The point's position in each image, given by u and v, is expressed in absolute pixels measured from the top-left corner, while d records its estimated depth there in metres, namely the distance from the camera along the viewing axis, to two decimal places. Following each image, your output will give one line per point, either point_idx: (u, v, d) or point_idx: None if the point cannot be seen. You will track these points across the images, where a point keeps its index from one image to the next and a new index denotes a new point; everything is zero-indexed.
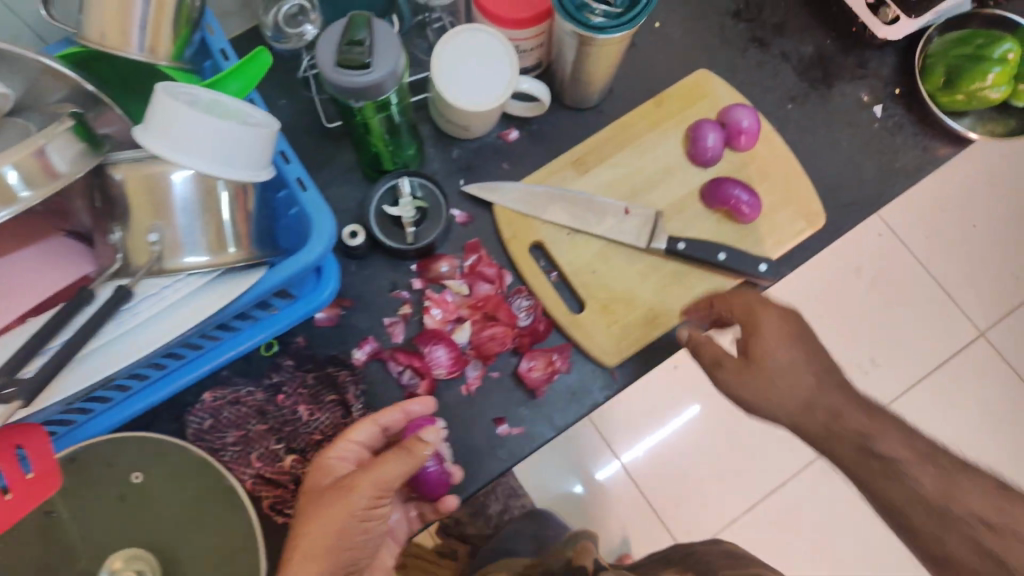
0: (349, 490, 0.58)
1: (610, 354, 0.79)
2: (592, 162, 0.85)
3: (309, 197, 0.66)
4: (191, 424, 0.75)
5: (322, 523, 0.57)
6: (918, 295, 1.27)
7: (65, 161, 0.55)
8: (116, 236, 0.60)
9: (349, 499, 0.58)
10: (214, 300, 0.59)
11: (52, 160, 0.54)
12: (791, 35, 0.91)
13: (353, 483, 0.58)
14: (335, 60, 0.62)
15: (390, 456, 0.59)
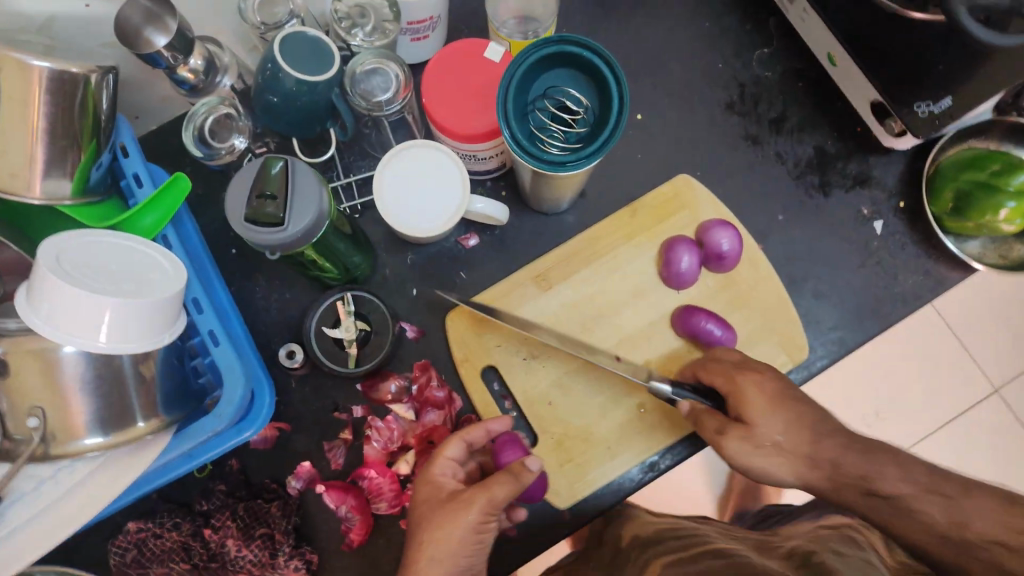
0: (466, 503, 0.57)
1: (561, 496, 0.74)
2: (557, 277, 0.77)
3: (221, 352, 0.63)
4: (112, 556, 0.71)
5: (438, 535, 0.56)
6: (925, 367, 0.99)
7: None
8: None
9: (462, 515, 0.57)
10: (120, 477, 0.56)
11: None
12: (788, 133, 0.81)
13: (471, 496, 0.58)
14: (243, 212, 0.56)
15: (497, 477, 0.59)
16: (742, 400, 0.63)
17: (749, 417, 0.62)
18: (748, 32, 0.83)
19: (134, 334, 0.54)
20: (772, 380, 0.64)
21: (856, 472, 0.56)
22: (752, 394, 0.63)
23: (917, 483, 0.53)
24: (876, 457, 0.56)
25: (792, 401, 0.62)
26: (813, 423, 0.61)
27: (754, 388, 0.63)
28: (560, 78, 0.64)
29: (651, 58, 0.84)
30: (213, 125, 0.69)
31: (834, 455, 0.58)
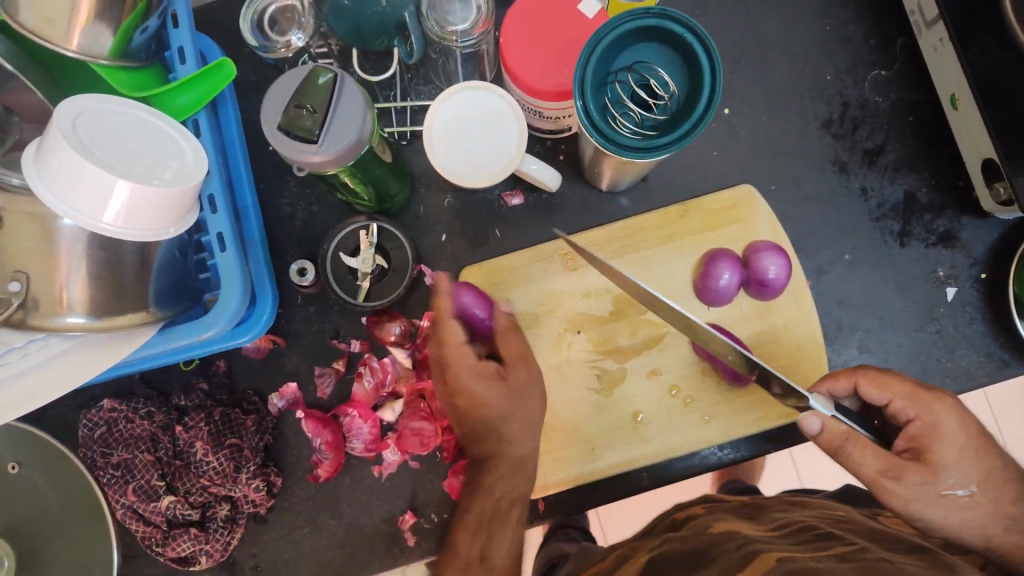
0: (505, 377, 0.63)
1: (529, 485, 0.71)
2: (585, 259, 0.72)
3: (224, 258, 0.59)
4: (82, 428, 0.70)
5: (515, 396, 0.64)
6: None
7: None
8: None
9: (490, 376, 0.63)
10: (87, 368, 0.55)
11: None
12: (881, 169, 0.74)
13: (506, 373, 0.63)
14: (279, 118, 0.52)
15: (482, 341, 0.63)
16: (935, 430, 0.53)
17: (933, 459, 0.52)
18: (870, 47, 0.75)
19: (142, 218, 0.52)
20: (970, 418, 0.54)
21: None
22: (950, 428, 0.53)
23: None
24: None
25: (989, 444, 0.54)
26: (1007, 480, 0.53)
27: (950, 421, 0.53)
28: (650, 55, 0.58)
29: (758, 50, 0.76)
30: (275, 14, 0.65)
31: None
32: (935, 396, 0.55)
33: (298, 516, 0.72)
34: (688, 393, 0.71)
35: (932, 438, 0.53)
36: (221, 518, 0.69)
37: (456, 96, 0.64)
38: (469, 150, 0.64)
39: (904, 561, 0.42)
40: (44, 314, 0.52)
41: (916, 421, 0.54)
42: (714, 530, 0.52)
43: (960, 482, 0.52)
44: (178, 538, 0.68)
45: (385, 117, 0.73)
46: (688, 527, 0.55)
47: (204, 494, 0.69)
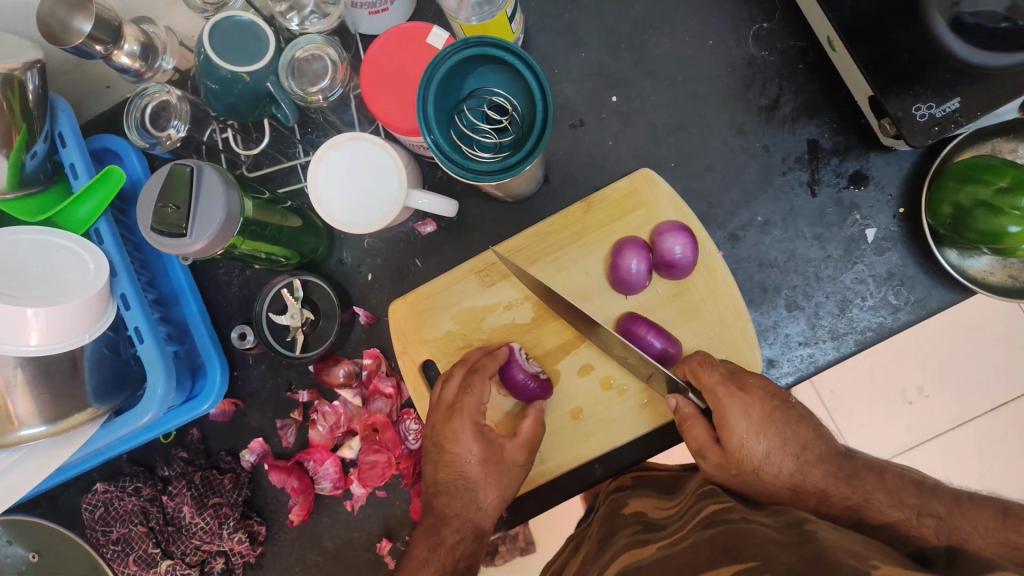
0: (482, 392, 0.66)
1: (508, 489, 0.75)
2: (499, 273, 0.74)
3: (145, 349, 0.65)
4: (84, 512, 0.77)
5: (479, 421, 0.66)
6: (979, 385, 0.88)
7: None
8: None
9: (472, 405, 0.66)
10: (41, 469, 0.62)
11: None
12: (779, 122, 0.73)
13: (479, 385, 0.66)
14: (150, 221, 0.57)
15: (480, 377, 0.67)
16: (723, 420, 0.62)
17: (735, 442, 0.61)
18: (747, 2, 0.74)
19: (59, 333, 0.58)
20: (758, 404, 0.62)
21: (840, 502, 0.55)
22: (736, 417, 0.61)
23: (907, 508, 0.51)
24: (859, 482, 0.55)
25: (782, 417, 0.62)
26: (799, 453, 0.60)
27: (740, 409, 0.62)
28: (489, 79, 0.61)
29: (636, 29, 0.76)
30: (155, 110, 0.70)
31: (822, 485, 0.57)
32: (743, 390, 0.63)
33: (288, 558, 0.78)
34: (621, 382, 0.72)
35: (721, 425, 0.62)
36: (218, 570, 0.76)
37: (338, 157, 0.67)
38: (372, 192, 0.67)
39: (763, 521, 0.54)
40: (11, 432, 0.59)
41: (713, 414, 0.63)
42: (629, 511, 0.66)
43: (745, 461, 0.60)
44: None
45: (292, 175, 0.76)
46: (611, 505, 0.69)
47: (199, 552, 0.75)
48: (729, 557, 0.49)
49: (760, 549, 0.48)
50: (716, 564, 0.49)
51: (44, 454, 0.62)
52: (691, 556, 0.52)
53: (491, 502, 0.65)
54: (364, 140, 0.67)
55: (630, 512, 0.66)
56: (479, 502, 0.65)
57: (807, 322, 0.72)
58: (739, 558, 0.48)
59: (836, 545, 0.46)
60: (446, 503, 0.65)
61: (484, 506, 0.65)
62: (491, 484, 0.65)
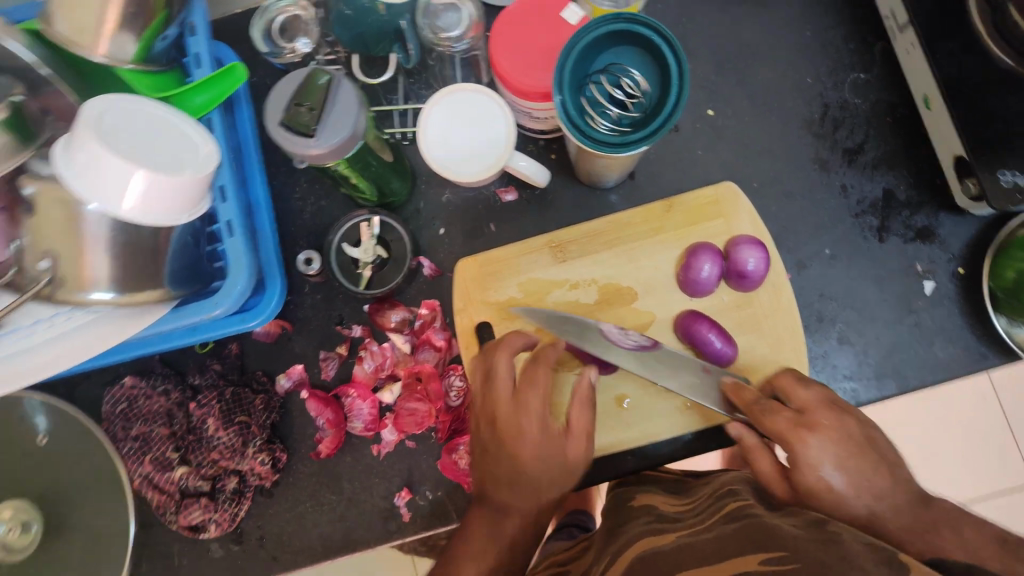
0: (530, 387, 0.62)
1: None
2: (573, 251, 0.76)
3: (233, 243, 0.65)
4: (106, 403, 0.76)
5: (518, 427, 0.61)
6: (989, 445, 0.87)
7: None
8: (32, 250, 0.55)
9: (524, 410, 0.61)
10: (95, 342, 0.59)
11: None
12: (861, 166, 0.77)
13: (534, 377, 0.62)
14: (281, 116, 0.57)
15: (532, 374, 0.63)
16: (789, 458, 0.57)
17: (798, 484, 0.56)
18: (849, 52, 0.79)
19: (157, 206, 0.55)
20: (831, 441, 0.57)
21: None
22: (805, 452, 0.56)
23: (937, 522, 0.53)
24: None
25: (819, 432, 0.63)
26: None
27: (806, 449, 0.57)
28: (624, 57, 0.62)
29: (741, 55, 0.80)
30: (284, 22, 0.72)
31: None
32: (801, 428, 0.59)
33: (302, 491, 0.76)
34: None
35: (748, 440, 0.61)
36: (229, 491, 0.74)
37: (434, 118, 0.68)
38: (475, 145, 0.68)
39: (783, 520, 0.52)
40: (84, 292, 0.57)
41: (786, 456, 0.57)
42: (636, 506, 0.66)
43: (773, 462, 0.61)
44: (190, 508, 0.73)
45: (389, 119, 0.78)
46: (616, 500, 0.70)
47: (214, 467, 0.73)
48: (757, 548, 0.47)
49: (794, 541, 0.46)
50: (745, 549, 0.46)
51: (107, 326, 0.60)
52: (715, 547, 0.49)
53: (518, 498, 0.62)
54: (485, 97, 0.69)
55: (639, 506, 0.66)
56: None
57: (853, 358, 0.75)
58: (771, 547, 0.46)
59: (875, 550, 0.43)
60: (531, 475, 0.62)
61: (512, 502, 0.62)
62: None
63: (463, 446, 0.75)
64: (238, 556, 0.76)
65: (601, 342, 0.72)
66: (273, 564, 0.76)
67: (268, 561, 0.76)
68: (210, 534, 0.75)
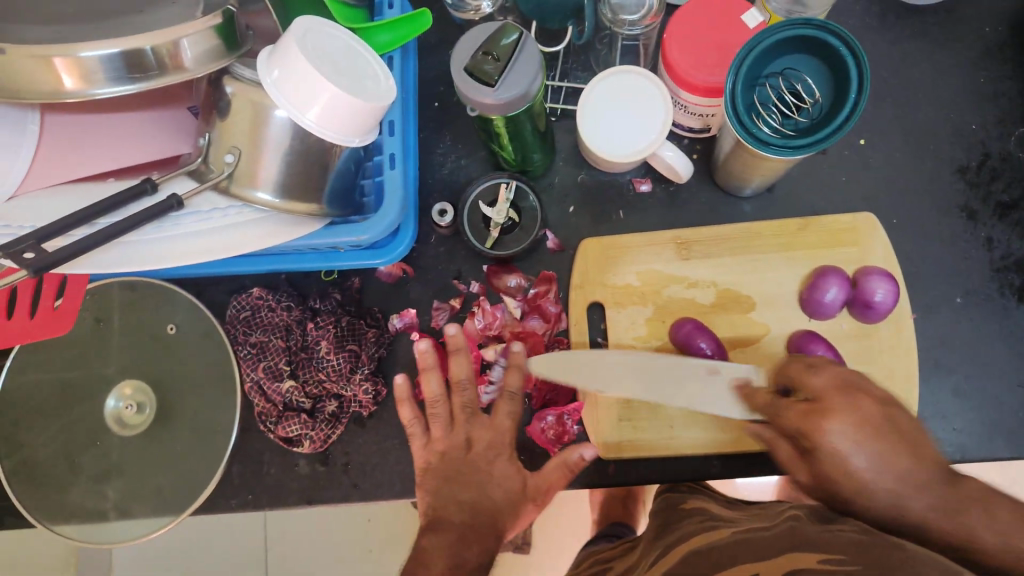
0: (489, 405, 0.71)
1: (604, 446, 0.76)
2: (698, 251, 0.77)
3: (392, 176, 0.68)
4: (231, 308, 0.81)
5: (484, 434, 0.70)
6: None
7: (198, 54, 0.53)
8: (221, 145, 0.61)
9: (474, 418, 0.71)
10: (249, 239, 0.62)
11: (185, 51, 0.53)
12: (1013, 221, 0.75)
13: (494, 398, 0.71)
14: (466, 62, 0.60)
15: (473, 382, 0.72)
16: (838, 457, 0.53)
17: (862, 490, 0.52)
18: (1021, 105, 0.77)
19: (336, 123, 0.59)
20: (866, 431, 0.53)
21: None
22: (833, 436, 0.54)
23: None
24: None
25: None
26: None
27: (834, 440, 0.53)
28: (801, 65, 0.63)
29: (906, 90, 0.79)
30: None
31: None
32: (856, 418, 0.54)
33: (391, 429, 0.79)
34: None
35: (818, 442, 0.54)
36: (328, 412, 0.78)
37: (591, 105, 0.71)
38: (629, 127, 0.70)
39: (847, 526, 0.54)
40: (251, 189, 0.62)
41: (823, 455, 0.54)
42: (687, 507, 0.70)
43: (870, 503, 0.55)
44: (290, 420, 0.77)
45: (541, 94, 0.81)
46: (666, 501, 0.73)
47: (320, 388, 0.78)
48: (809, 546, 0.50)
49: (854, 545, 0.48)
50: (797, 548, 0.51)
51: None
52: (769, 542, 0.54)
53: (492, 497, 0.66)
54: (650, 84, 0.70)
55: (687, 509, 0.69)
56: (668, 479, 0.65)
57: (967, 413, 0.73)
58: (830, 548, 0.48)
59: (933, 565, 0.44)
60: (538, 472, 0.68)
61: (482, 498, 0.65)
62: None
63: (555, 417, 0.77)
64: (321, 477, 0.79)
65: (712, 344, 0.72)
66: (352, 492, 0.79)
67: (348, 488, 0.79)
68: (302, 448, 0.78)
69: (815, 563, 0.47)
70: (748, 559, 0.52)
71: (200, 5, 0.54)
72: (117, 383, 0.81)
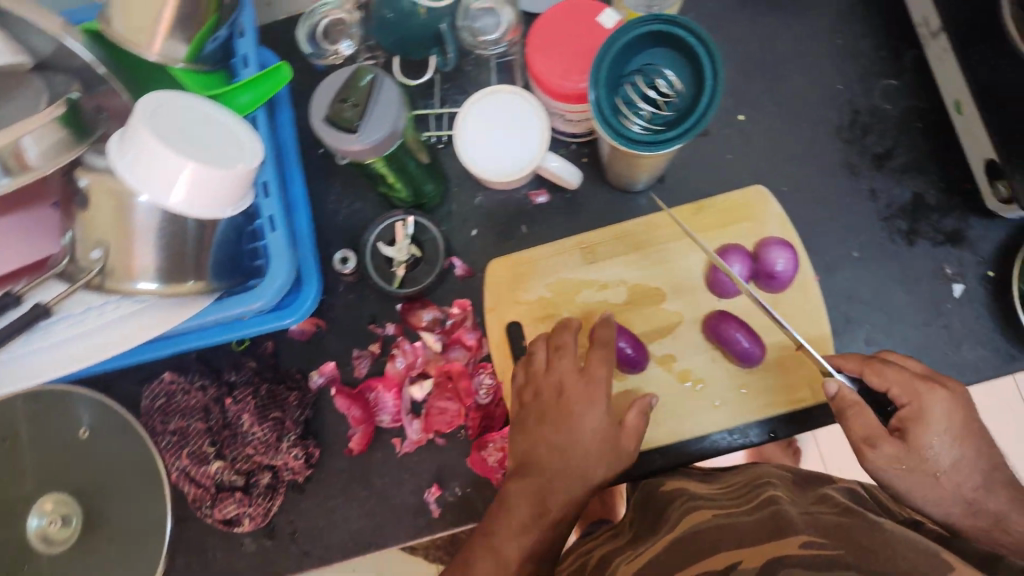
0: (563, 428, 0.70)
1: None
2: (604, 252, 0.77)
3: (274, 238, 0.67)
4: (144, 399, 0.78)
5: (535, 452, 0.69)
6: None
7: (43, 153, 0.54)
8: (88, 241, 0.59)
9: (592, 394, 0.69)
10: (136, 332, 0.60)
11: (30, 154, 0.54)
12: (891, 169, 0.78)
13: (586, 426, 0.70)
14: (325, 112, 0.59)
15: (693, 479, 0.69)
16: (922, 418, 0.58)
17: (915, 440, 0.58)
18: (879, 59, 0.80)
19: (205, 198, 0.57)
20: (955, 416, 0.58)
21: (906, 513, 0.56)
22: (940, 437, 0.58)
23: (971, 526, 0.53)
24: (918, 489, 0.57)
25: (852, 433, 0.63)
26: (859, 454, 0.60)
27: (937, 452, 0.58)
28: (659, 60, 0.64)
29: (772, 61, 0.81)
30: (328, 26, 0.74)
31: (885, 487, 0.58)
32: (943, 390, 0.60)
33: (331, 488, 0.77)
34: (699, 377, 0.75)
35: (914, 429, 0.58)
36: (262, 486, 0.75)
37: (467, 129, 0.70)
38: (509, 145, 0.70)
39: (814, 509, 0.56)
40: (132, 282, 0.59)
41: (905, 407, 0.60)
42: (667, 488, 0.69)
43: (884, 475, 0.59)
44: (224, 501, 0.74)
45: (424, 123, 0.79)
46: (644, 489, 0.72)
47: (249, 462, 0.75)
48: (787, 531, 0.52)
49: (835, 528, 0.51)
50: (775, 535, 0.51)
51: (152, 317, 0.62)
52: (747, 527, 0.54)
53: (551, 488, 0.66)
54: (522, 100, 0.70)
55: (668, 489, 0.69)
56: (589, 477, 0.67)
57: None
58: (814, 532, 0.50)
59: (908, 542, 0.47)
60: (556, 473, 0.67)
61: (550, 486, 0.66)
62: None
63: (494, 443, 0.76)
64: (269, 551, 0.77)
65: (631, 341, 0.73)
66: (303, 560, 0.77)
67: (298, 557, 0.76)
68: (243, 527, 0.76)
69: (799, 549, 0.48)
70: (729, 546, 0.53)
71: (43, 93, 0.54)
72: (36, 500, 0.76)
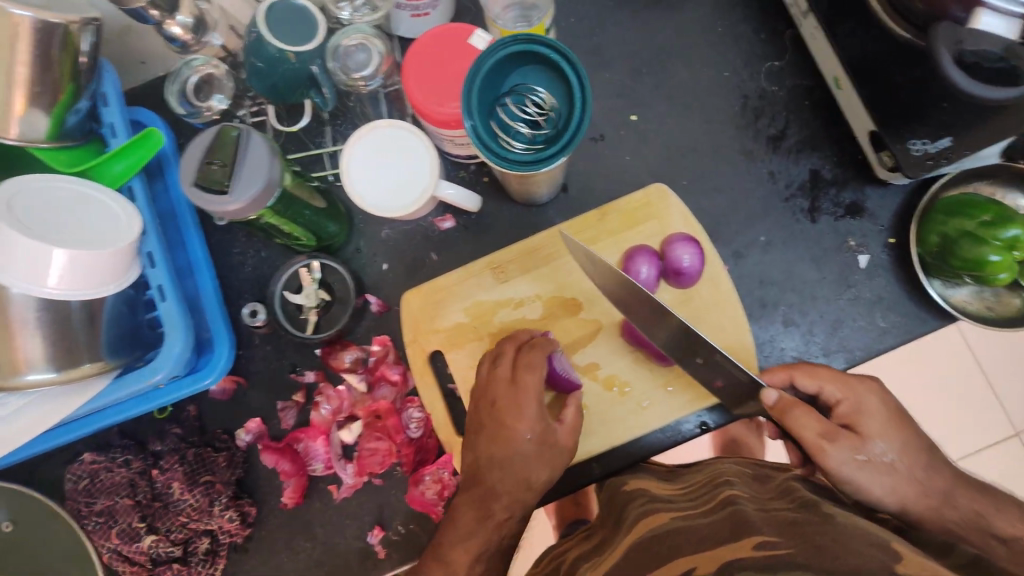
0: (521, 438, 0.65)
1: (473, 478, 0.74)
2: (515, 270, 0.77)
3: (166, 308, 0.66)
4: (67, 482, 0.75)
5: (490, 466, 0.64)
6: (972, 398, 0.86)
7: None
8: None
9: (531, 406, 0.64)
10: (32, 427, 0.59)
11: None
12: (784, 150, 0.79)
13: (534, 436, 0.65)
14: (194, 175, 0.58)
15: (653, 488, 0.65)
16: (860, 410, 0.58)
17: (862, 430, 0.56)
18: (760, 42, 0.81)
19: (83, 281, 0.56)
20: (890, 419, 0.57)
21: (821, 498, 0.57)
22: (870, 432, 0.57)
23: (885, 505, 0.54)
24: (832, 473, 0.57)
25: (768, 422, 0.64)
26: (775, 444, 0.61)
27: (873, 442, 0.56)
28: (528, 77, 0.64)
29: (657, 57, 0.82)
30: (198, 82, 0.73)
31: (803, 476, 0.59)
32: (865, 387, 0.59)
33: (274, 544, 0.76)
34: (624, 383, 0.75)
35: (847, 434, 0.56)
36: (200, 553, 0.73)
37: (353, 168, 0.69)
38: (399, 179, 0.69)
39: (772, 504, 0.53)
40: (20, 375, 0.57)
41: (841, 402, 0.59)
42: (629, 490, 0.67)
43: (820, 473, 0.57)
44: (161, 574, 0.72)
45: (318, 163, 0.79)
46: (610, 491, 0.71)
47: (184, 531, 0.73)
48: (732, 534, 0.47)
49: (790, 524, 0.47)
50: (724, 537, 0.47)
51: (48, 406, 0.60)
52: (701, 531, 0.50)
53: (505, 485, 0.64)
54: (405, 132, 0.70)
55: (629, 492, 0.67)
56: (531, 483, 0.64)
57: (800, 339, 0.76)
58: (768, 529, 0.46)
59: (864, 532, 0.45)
60: (499, 478, 0.64)
61: (500, 486, 0.64)
62: (513, 474, 0.63)
63: (429, 476, 0.75)
64: None
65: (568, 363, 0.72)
66: None
67: None
68: None
69: (751, 549, 0.44)
70: (688, 550, 0.48)
71: None
72: None
